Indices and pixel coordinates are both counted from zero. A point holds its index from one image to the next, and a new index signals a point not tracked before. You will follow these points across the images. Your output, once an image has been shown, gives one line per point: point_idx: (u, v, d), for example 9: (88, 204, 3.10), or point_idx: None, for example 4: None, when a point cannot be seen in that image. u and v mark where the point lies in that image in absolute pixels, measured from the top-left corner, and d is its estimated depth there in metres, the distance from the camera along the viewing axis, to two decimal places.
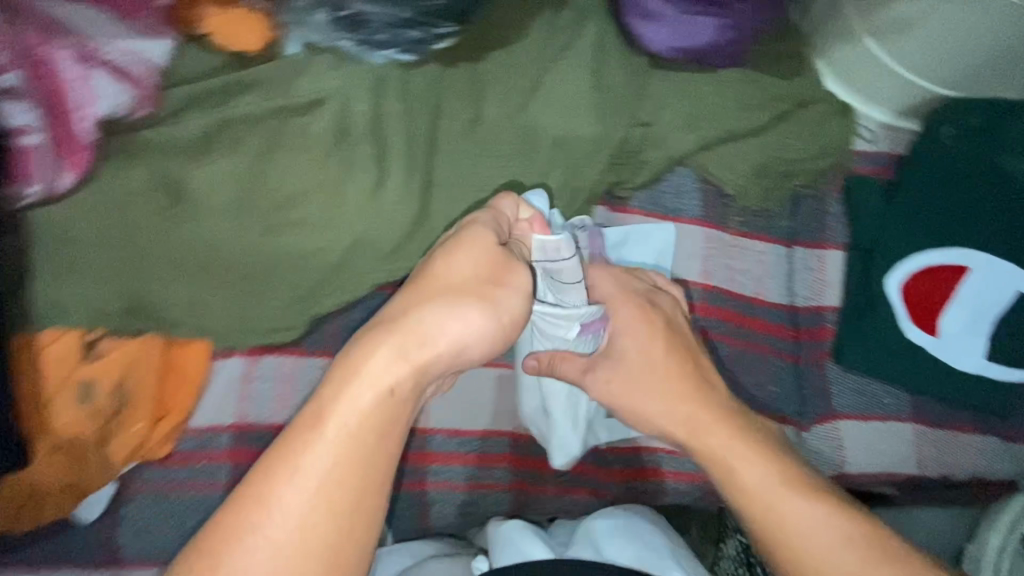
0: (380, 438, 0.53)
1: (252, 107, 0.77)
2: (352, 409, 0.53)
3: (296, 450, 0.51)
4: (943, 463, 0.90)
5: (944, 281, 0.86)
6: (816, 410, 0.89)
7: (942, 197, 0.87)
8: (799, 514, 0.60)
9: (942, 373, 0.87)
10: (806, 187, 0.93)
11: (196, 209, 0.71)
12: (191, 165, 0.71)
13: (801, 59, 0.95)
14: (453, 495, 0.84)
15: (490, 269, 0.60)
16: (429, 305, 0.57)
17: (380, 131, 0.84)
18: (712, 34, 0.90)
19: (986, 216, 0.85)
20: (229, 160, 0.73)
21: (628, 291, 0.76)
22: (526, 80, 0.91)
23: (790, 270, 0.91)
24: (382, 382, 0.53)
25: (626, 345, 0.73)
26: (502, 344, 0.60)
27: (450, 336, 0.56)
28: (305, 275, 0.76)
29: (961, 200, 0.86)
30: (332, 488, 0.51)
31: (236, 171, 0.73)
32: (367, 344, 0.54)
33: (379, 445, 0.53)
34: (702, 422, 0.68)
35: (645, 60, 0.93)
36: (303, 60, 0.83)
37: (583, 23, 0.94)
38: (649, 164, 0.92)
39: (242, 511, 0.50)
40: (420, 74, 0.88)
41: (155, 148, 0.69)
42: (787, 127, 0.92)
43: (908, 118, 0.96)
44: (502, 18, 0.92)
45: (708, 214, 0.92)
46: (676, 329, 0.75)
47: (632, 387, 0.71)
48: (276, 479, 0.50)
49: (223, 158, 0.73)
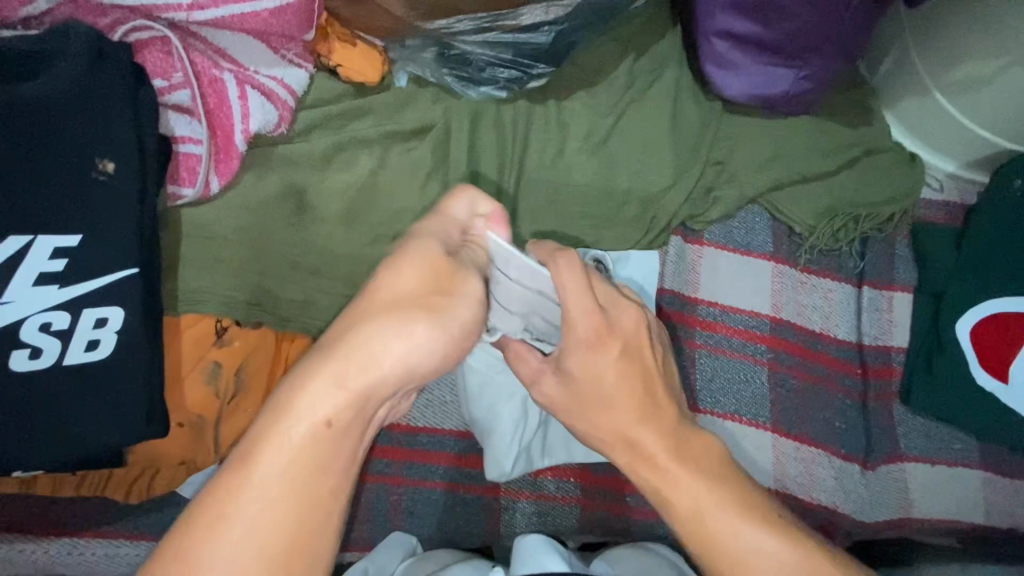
0: (323, 457, 0.51)
1: (368, 133, 0.88)
2: (312, 427, 0.50)
3: (247, 469, 0.50)
4: (1011, 514, 0.88)
5: (1012, 328, 0.87)
6: (881, 449, 0.90)
7: (1014, 247, 0.89)
8: (746, 553, 0.58)
9: (1016, 421, 0.86)
10: (875, 230, 0.96)
11: (312, 218, 0.80)
12: (316, 180, 0.81)
13: (870, 109, 1.00)
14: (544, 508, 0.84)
15: (435, 278, 0.53)
16: (370, 321, 0.51)
17: (474, 160, 0.93)
18: (788, 82, 0.94)
19: None
20: (345, 177, 0.83)
21: (589, 308, 0.62)
22: (608, 117, 0.98)
23: (858, 308, 0.93)
24: (316, 415, 0.50)
25: (589, 368, 0.64)
26: (454, 359, 0.55)
27: (391, 357, 0.51)
28: None
29: None
30: (282, 500, 0.50)
31: (350, 186, 0.83)
32: (307, 367, 0.51)
33: (326, 469, 0.51)
34: (648, 449, 0.62)
35: (719, 105, 1.00)
36: (411, 95, 0.94)
37: (663, 69, 1.01)
38: (721, 201, 0.97)
39: (198, 528, 0.49)
40: (512, 109, 0.97)
41: (285, 165, 0.80)
42: (856, 172, 0.97)
43: (975, 170, 0.99)
44: (589, 62, 1.01)
45: (776, 250, 0.96)
46: (631, 350, 0.65)
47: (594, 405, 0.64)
48: (225, 497, 0.49)
49: (339, 174, 0.83)
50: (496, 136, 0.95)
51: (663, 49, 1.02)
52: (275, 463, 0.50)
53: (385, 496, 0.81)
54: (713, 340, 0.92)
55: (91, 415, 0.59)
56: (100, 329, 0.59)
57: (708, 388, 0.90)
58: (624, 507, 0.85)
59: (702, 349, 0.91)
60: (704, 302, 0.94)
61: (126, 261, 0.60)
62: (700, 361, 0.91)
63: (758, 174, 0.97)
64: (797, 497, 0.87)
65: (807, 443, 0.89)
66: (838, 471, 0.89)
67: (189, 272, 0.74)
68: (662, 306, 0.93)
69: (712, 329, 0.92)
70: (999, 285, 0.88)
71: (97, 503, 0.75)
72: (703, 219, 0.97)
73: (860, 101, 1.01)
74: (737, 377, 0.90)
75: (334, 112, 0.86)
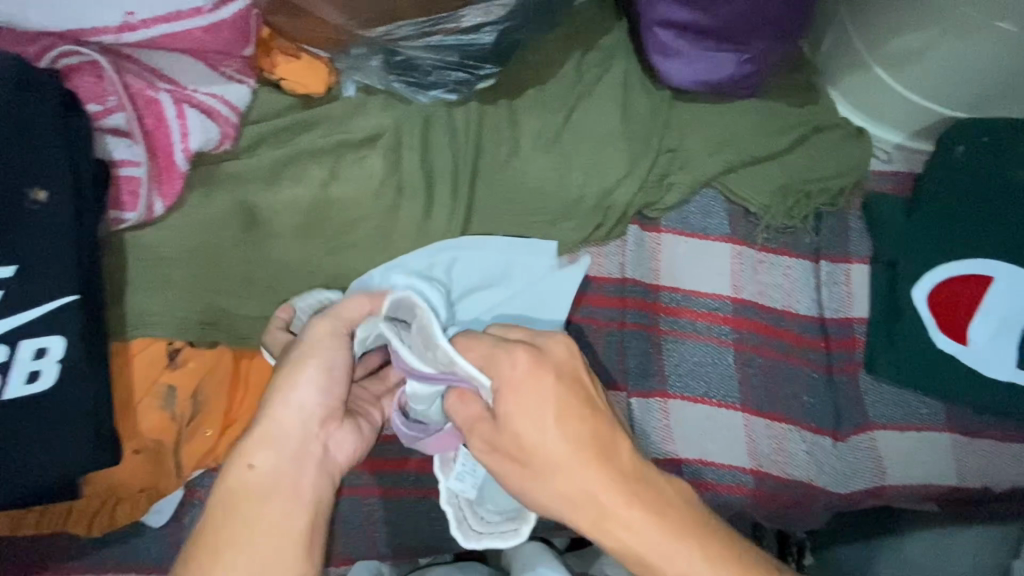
0: (284, 488, 0.55)
1: (317, 144, 0.87)
2: (236, 472, 0.55)
3: (202, 543, 0.52)
4: (983, 474, 0.90)
5: (969, 292, 0.89)
6: (851, 420, 0.91)
7: (961, 212, 0.91)
8: None
9: (974, 380, 0.88)
10: (827, 206, 0.98)
11: (265, 234, 0.80)
12: (264, 193, 0.80)
13: (814, 88, 1.02)
14: None
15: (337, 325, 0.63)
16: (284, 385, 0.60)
17: (428, 162, 0.93)
18: (733, 67, 0.96)
19: (1005, 226, 0.89)
20: (297, 190, 0.83)
21: (508, 347, 0.59)
22: (559, 114, 0.99)
23: (818, 283, 0.95)
24: (241, 459, 0.55)
25: (512, 413, 0.57)
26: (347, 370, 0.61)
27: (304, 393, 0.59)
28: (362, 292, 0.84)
29: (980, 213, 0.91)
30: (257, 550, 0.52)
31: (302, 198, 0.83)
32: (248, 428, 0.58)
33: (279, 534, 0.53)
34: (603, 503, 0.56)
35: (669, 93, 1.01)
36: (360, 103, 0.95)
37: (611, 62, 1.02)
38: (674, 187, 0.98)
39: None
40: (463, 111, 0.98)
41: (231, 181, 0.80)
42: (805, 150, 0.98)
43: (921, 139, 1.01)
44: (537, 60, 1.01)
45: (733, 232, 0.97)
46: (566, 372, 0.59)
47: (543, 470, 0.57)
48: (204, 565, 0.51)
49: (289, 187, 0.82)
50: (448, 140, 0.95)
51: (610, 43, 1.03)
52: (244, 537, 0.52)
53: (359, 509, 0.81)
54: (676, 325, 0.93)
55: (40, 446, 0.59)
56: (41, 359, 0.58)
57: (672, 371, 0.91)
58: None
59: (666, 334, 0.92)
60: (666, 288, 0.94)
61: (66, 288, 0.60)
62: (664, 346, 0.91)
63: (711, 159, 0.98)
64: (772, 475, 0.88)
65: (778, 420, 0.90)
66: (811, 445, 0.89)
67: (139, 296, 0.73)
68: (624, 295, 0.94)
69: (676, 314, 0.93)
70: (950, 250, 0.90)
71: (58, 539, 0.74)
72: (660, 207, 0.98)
73: (805, 81, 1.03)
74: (702, 359, 0.91)
75: (280, 125, 0.86)
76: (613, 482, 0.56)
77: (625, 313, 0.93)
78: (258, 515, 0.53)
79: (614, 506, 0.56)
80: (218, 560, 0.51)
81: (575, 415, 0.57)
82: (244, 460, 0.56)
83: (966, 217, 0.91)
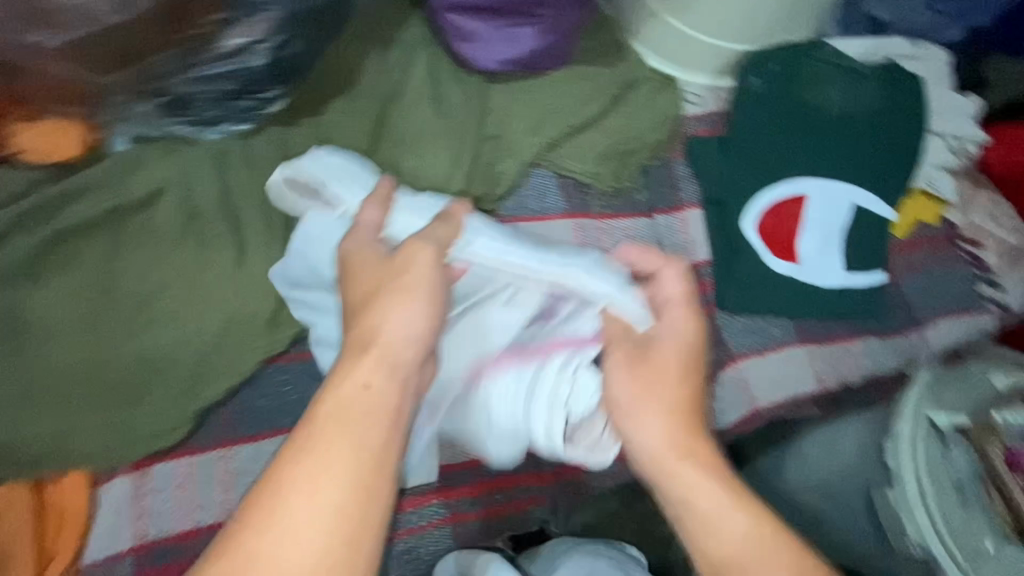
0: (378, 412, 0.56)
1: (85, 216, 0.78)
2: (352, 390, 0.57)
3: (281, 490, 0.51)
4: (837, 373, 0.97)
5: (787, 215, 0.94)
6: (715, 358, 0.94)
7: (766, 143, 0.97)
8: (733, 519, 0.61)
9: (810, 292, 0.95)
10: (653, 160, 0.99)
11: (52, 334, 0.74)
12: (28, 296, 0.74)
13: (619, 46, 1.03)
14: (434, 533, 0.85)
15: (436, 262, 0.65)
16: (389, 303, 0.62)
17: (230, 206, 0.83)
18: (533, 40, 0.93)
19: (806, 147, 0.96)
20: (76, 280, 0.76)
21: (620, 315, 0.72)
22: (368, 122, 0.92)
23: (660, 238, 0.97)
24: (355, 379, 0.57)
25: (665, 339, 0.71)
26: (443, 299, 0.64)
27: (409, 323, 0.61)
28: (167, 375, 0.77)
29: (784, 138, 0.96)
30: (345, 507, 0.51)
31: (76, 286, 0.76)
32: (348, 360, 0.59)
33: (363, 470, 0.53)
34: (688, 443, 0.67)
35: (479, 78, 0.97)
36: (136, 156, 0.82)
37: (413, 56, 0.96)
38: (505, 174, 0.95)
39: (232, 547, 0.49)
40: (263, 140, 0.88)
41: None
42: (621, 109, 0.99)
43: (725, 76, 1.04)
44: (333, 68, 0.93)
45: (571, 206, 0.97)
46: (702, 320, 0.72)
47: (621, 413, 0.70)
48: (274, 511, 0.50)
49: (61, 278, 0.76)
50: (250, 176, 0.86)
51: (408, 37, 0.97)
52: (313, 495, 0.51)
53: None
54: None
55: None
56: None
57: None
58: (495, 506, 0.87)
59: None
60: None
61: None
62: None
63: (534, 137, 0.96)
64: None
65: None
66: None
67: None
68: None
69: None
70: (763, 180, 0.95)
71: None
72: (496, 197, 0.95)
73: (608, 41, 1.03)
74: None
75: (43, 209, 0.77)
76: (693, 436, 0.67)
77: None
78: (320, 457, 0.53)
79: (702, 455, 0.66)
80: (280, 506, 0.50)
81: (677, 375, 0.69)
82: (354, 382, 0.57)
83: (772, 146, 0.96)
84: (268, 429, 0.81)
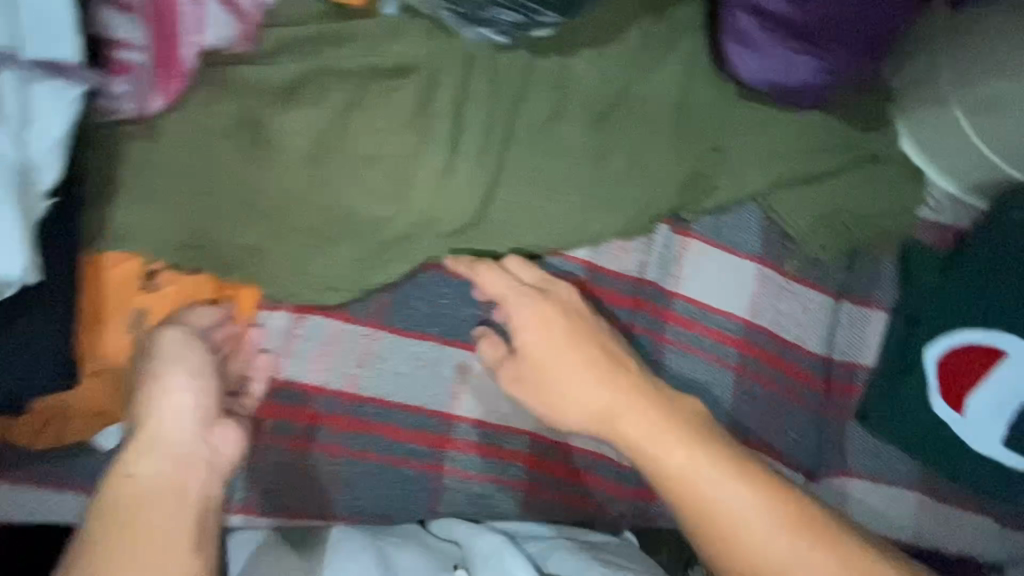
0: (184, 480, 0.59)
1: (345, 63, 0.79)
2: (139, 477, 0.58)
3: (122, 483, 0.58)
4: (953, 539, 0.91)
5: (987, 351, 0.86)
6: (829, 461, 0.90)
7: (998, 250, 0.88)
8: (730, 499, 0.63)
9: (954, 448, 0.89)
10: (866, 243, 0.92)
11: (268, 160, 0.72)
12: (271, 113, 0.73)
13: (881, 118, 0.96)
14: (505, 493, 0.81)
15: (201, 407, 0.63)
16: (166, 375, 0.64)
17: (461, 109, 0.84)
18: (808, 73, 0.87)
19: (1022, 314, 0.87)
20: (318, 107, 0.76)
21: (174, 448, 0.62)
22: (615, 88, 0.91)
23: (833, 322, 0.90)
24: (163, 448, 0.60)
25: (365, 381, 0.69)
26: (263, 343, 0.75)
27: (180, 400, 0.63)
28: (357, 239, 0.77)
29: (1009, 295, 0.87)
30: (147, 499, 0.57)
31: (312, 123, 0.75)
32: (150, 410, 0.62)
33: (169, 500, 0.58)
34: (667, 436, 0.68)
35: (733, 89, 0.92)
36: (401, 22, 0.83)
37: (676, 44, 0.92)
38: (719, 191, 0.90)
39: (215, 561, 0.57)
40: (512, 59, 0.88)
41: (256, 86, 0.73)
42: (859, 174, 0.92)
43: (973, 196, 0.96)
44: (601, 23, 0.92)
45: (765, 252, 0.90)
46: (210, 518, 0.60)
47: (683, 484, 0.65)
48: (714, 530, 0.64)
49: (306, 106, 0.75)
50: (490, 102, 0.85)
51: (685, 17, 0.92)
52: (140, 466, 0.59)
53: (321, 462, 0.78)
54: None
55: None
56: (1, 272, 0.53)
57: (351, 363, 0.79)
58: (567, 497, 0.83)
59: (672, 345, 0.87)
60: (682, 298, 0.88)
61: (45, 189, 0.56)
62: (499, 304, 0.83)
63: (759, 176, 0.90)
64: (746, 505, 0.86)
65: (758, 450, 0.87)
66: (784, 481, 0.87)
67: (129, 204, 0.68)
68: (640, 298, 0.87)
69: (686, 326, 0.88)
70: (967, 305, 0.88)
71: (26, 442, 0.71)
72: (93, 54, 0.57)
73: (881, 99, 0.97)
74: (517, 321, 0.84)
75: (309, 34, 0.77)
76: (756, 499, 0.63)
77: (635, 316, 0.87)
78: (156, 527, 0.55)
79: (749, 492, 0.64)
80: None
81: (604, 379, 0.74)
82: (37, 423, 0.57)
83: (990, 298, 0.87)
84: (413, 331, 0.82)
